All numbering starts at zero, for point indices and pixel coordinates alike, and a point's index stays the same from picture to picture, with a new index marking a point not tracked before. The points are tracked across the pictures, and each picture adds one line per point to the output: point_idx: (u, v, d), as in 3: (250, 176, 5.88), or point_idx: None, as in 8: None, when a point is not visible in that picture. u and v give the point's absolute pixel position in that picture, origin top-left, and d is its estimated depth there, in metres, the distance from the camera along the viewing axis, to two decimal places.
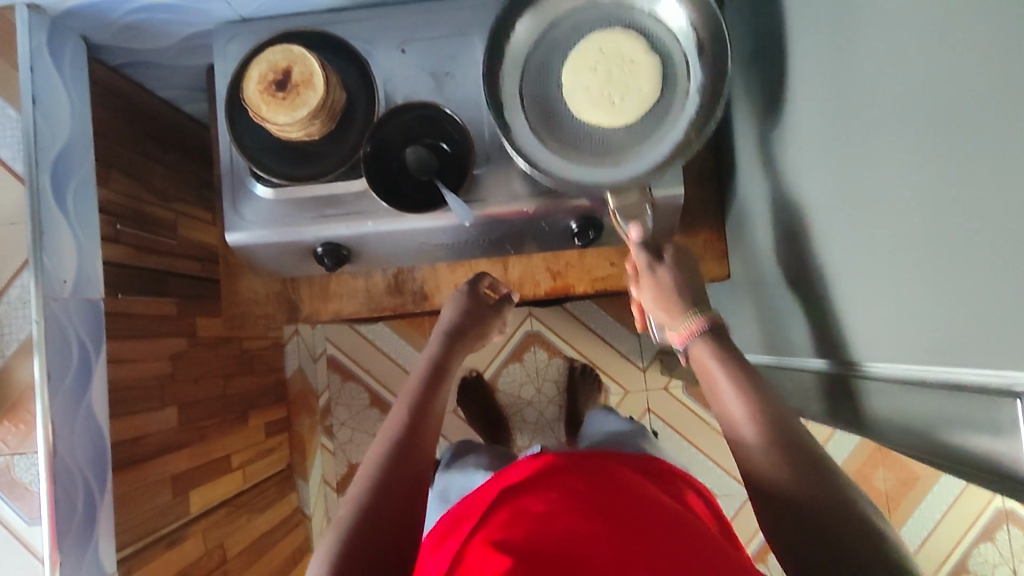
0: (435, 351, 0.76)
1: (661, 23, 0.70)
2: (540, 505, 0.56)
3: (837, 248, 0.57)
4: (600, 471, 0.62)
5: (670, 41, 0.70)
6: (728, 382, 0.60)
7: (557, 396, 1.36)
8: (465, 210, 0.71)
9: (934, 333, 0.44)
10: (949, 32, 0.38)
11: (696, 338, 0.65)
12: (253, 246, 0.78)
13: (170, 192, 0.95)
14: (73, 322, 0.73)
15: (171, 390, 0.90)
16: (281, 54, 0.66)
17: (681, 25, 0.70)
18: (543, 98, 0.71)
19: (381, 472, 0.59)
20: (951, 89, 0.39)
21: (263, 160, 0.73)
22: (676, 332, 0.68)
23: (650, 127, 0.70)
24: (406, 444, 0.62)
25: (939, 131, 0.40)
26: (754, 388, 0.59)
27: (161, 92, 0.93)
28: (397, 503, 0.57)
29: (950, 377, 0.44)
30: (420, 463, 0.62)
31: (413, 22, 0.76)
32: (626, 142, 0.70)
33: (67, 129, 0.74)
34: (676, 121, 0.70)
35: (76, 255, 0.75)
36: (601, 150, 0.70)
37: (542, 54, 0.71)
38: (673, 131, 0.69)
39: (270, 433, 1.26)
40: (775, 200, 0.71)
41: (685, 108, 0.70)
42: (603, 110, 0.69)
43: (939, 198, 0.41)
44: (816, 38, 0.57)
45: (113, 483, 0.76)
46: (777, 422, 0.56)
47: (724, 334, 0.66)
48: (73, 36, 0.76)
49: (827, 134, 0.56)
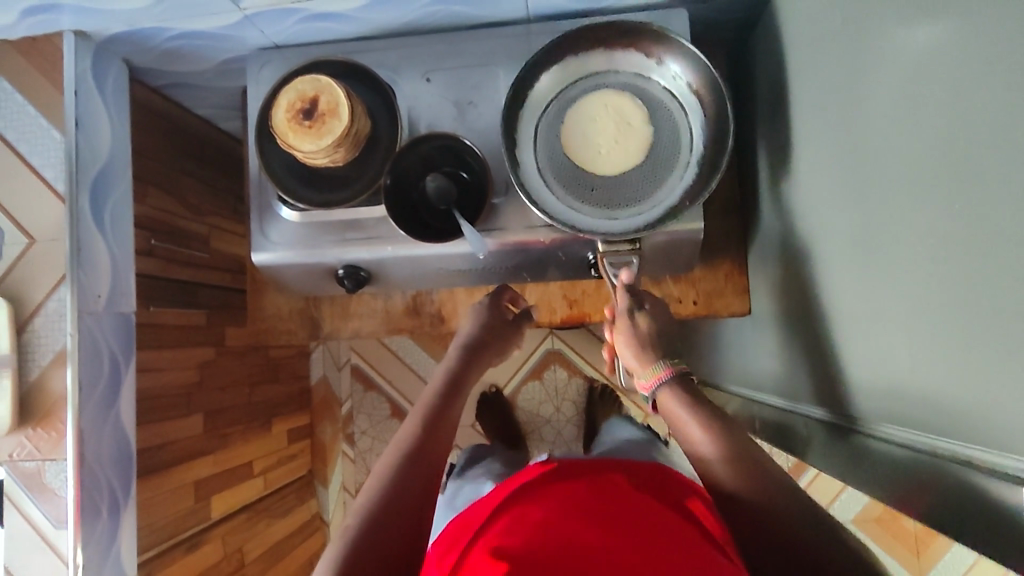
0: (453, 363, 0.75)
1: (671, 93, 0.71)
2: (539, 518, 0.55)
3: (858, 297, 0.56)
4: (606, 483, 0.60)
5: (679, 112, 0.71)
6: (694, 422, 0.61)
7: (576, 415, 1.36)
8: (480, 240, 0.73)
9: (959, 391, 0.43)
10: (982, 94, 0.37)
11: (665, 386, 0.66)
12: (278, 266, 0.80)
13: (205, 207, 0.98)
14: (105, 335, 0.76)
15: (198, 398, 0.93)
16: (309, 83, 0.68)
17: (691, 96, 0.70)
18: (553, 145, 0.72)
19: (390, 483, 0.58)
20: (981, 157, 0.38)
21: (289, 185, 0.75)
22: (646, 377, 0.68)
23: (651, 181, 0.70)
24: (418, 454, 0.61)
25: (970, 199, 0.39)
26: (731, 437, 0.58)
27: (199, 110, 0.96)
28: (404, 518, 0.56)
29: (963, 453, 0.44)
30: (433, 471, 0.61)
31: (438, 52, 0.77)
32: (626, 192, 0.70)
33: (108, 148, 0.78)
34: (673, 186, 0.70)
35: (111, 270, 0.78)
36: (601, 200, 0.71)
37: (559, 110, 0.72)
38: (670, 195, 0.70)
39: (292, 440, 1.29)
40: (797, 240, 0.69)
41: (683, 176, 0.70)
42: (609, 165, 0.70)
43: (969, 260, 0.40)
44: (840, 83, 0.56)
45: (138, 489, 0.79)
46: (740, 450, 0.57)
47: (693, 384, 0.66)
48: (116, 60, 0.79)
49: (851, 181, 0.56)
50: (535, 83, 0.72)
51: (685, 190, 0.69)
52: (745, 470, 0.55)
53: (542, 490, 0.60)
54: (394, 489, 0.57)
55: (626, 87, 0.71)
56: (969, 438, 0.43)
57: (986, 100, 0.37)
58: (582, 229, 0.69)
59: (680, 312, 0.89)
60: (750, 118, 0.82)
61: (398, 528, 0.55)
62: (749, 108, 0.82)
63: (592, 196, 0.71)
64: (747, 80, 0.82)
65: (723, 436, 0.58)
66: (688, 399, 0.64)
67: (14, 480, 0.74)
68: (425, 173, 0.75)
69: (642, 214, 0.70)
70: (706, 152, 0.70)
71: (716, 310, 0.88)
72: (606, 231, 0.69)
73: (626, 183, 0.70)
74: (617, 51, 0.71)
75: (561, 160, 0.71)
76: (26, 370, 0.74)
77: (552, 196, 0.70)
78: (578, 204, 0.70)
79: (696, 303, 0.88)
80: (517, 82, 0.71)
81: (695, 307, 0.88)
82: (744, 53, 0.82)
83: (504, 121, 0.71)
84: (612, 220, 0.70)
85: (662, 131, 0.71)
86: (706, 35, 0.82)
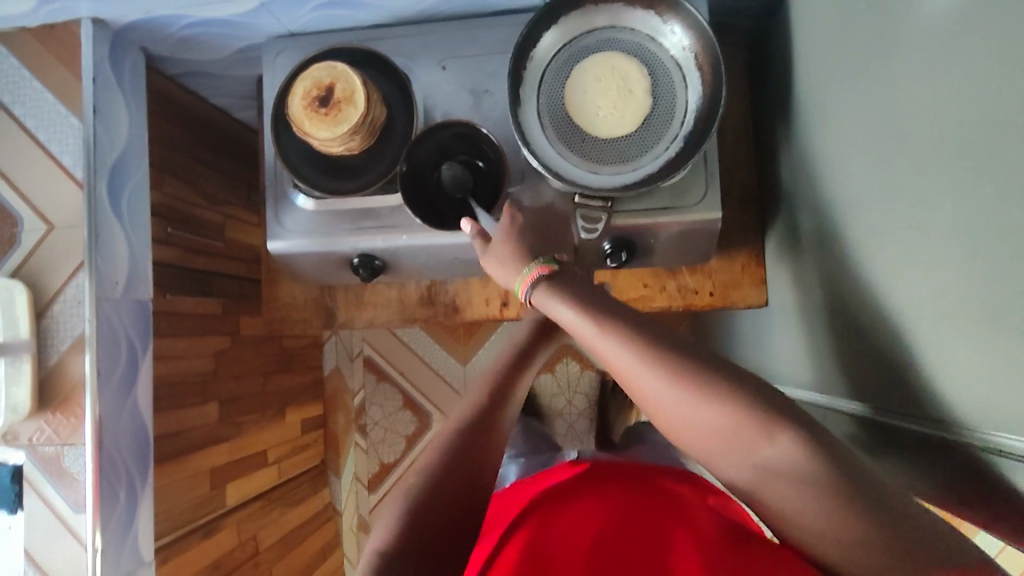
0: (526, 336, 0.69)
1: (676, 62, 0.70)
2: (583, 526, 0.56)
3: (886, 284, 0.55)
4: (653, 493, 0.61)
5: (681, 83, 0.70)
6: (651, 374, 0.46)
7: (588, 408, 1.35)
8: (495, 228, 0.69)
9: (994, 378, 0.42)
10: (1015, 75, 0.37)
11: (535, 288, 0.57)
12: (294, 254, 0.80)
13: (220, 196, 0.99)
14: (123, 323, 0.77)
15: (212, 386, 0.94)
16: (324, 71, 0.68)
17: (695, 70, 0.69)
18: (554, 94, 0.71)
19: (440, 461, 0.55)
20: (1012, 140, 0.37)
21: (303, 172, 0.75)
22: (519, 281, 0.58)
23: (637, 149, 0.70)
24: (483, 421, 0.59)
25: (1001, 184, 0.39)
26: (703, 382, 0.45)
27: (214, 99, 0.97)
28: (453, 496, 0.54)
29: (996, 442, 0.43)
30: (485, 452, 0.57)
31: (454, 39, 0.77)
32: (611, 153, 0.70)
33: (126, 138, 0.78)
34: (658, 154, 0.69)
35: (128, 258, 0.78)
36: (588, 151, 0.70)
37: (569, 58, 0.71)
38: (653, 163, 0.69)
39: (305, 430, 1.30)
40: (820, 230, 0.68)
41: (671, 146, 0.69)
42: (601, 122, 0.70)
43: (1002, 243, 0.39)
44: (865, 67, 0.55)
45: (155, 475, 0.80)
46: (724, 395, 0.44)
47: (569, 273, 0.58)
48: (134, 48, 0.79)
49: (879, 167, 0.54)
50: (547, 31, 0.70)
51: (664, 163, 0.68)
52: (674, 376, 0.45)
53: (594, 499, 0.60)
54: (448, 467, 0.55)
55: (635, 49, 0.70)
56: (1002, 428, 0.42)
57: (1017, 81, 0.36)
58: (560, 176, 0.68)
59: (697, 304, 0.87)
60: (768, 107, 0.80)
61: (443, 509, 0.53)
62: (768, 97, 0.81)
63: (582, 147, 0.70)
64: (766, 69, 0.80)
65: (694, 380, 0.45)
66: (581, 301, 0.53)
67: (34, 465, 0.75)
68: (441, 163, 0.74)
69: (621, 177, 0.69)
70: (698, 124, 0.69)
71: (733, 301, 0.86)
72: (585, 183, 0.69)
73: (613, 143, 0.70)
74: (638, 9, 0.69)
75: (559, 109, 0.71)
76: (46, 355, 0.75)
77: (544, 140, 0.70)
78: (563, 150, 0.70)
79: (713, 294, 0.87)
80: (533, 23, 0.69)
81: (712, 298, 0.87)
82: (763, 41, 0.80)
83: (512, 60, 0.70)
84: (593, 174, 0.70)
85: (659, 101, 0.70)
86: (724, 23, 0.81)
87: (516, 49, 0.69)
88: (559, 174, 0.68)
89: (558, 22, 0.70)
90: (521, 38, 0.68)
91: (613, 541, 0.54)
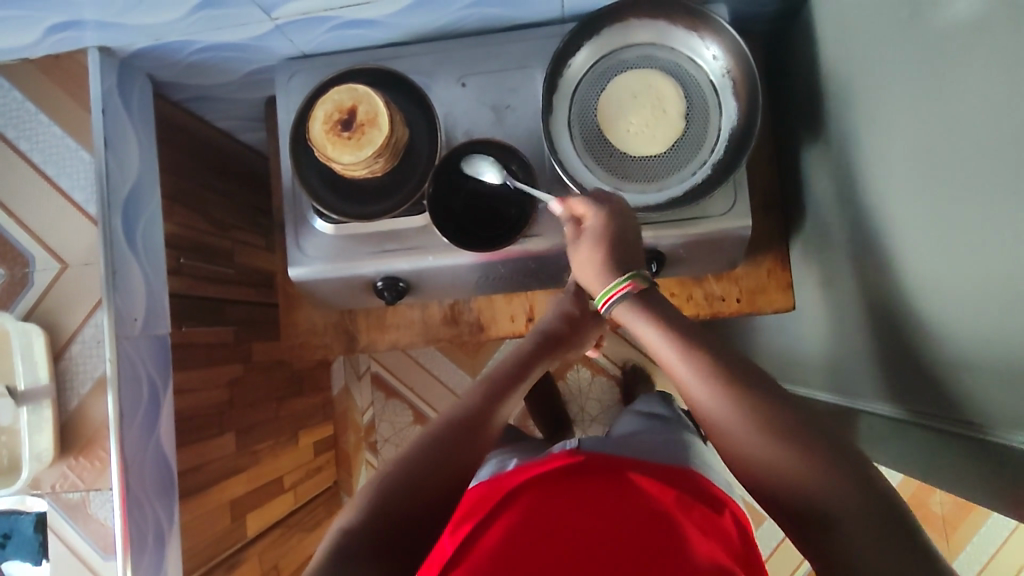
0: (520, 349, 0.69)
1: (711, 85, 0.70)
2: (564, 510, 0.56)
3: (925, 292, 0.56)
4: (641, 504, 0.57)
5: (715, 108, 0.70)
6: (688, 370, 0.50)
7: (601, 415, 1.35)
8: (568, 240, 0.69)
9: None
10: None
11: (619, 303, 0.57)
12: (314, 280, 0.78)
13: (227, 221, 0.96)
14: (143, 359, 0.74)
15: (229, 417, 0.91)
16: (346, 94, 0.67)
17: (730, 95, 0.69)
18: (587, 107, 0.71)
19: (429, 443, 0.54)
20: None
21: (319, 192, 0.73)
22: (601, 298, 0.58)
23: (665, 169, 0.70)
24: (467, 424, 0.57)
25: None
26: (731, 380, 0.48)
27: (218, 122, 0.94)
28: (439, 478, 0.53)
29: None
30: (476, 449, 0.56)
31: (474, 55, 0.75)
32: (638, 171, 0.70)
33: (136, 169, 0.75)
34: (685, 176, 0.69)
35: (145, 292, 0.76)
36: (616, 166, 0.70)
37: (604, 72, 0.71)
38: (680, 185, 0.69)
39: (318, 452, 1.27)
40: (852, 236, 0.68)
41: (699, 170, 0.69)
42: (631, 138, 0.69)
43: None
44: (902, 76, 0.55)
45: (182, 513, 0.77)
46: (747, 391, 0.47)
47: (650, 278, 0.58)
48: (140, 75, 0.77)
49: (917, 175, 0.54)
50: (586, 45, 0.71)
51: (692, 187, 0.69)
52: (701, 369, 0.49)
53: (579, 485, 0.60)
54: (434, 450, 0.54)
55: (672, 71, 0.70)
56: None
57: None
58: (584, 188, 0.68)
59: (724, 311, 0.87)
60: (790, 113, 0.81)
61: (428, 490, 0.52)
62: (789, 102, 0.81)
63: (609, 162, 0.70)
64: (786, 75, 0.80)
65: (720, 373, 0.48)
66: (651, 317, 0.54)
67: (57, 511, 0.72)
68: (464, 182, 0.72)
69: (647, 195, 0.69)
70: (730, 149, 0.69)
71: (759, 307, 0.86)
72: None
73: (642, 161, 0.70)
74: (681, 29, 0.69)
75: (591, 123, 0.71)
76: (65, 399, 0.72)
77: (573, 153, 0.70)
78: (590, 165, 0.70)
79: (740, 300, 0.87)
80: (571, 36, 0.69)
81: (738, 305, 0.87)
82: (781, 46, 0.80)
83: (548, 70, 0.70)
84: (618, 191, 0.69)
85: (694, 123, 0.70)
86: (741, 29, 0.81)
87: (552, 59, 0.69)
88: (584, 186, 0.68)
89: (597, 34, 0.70)
90: (558, 51, 0.68)
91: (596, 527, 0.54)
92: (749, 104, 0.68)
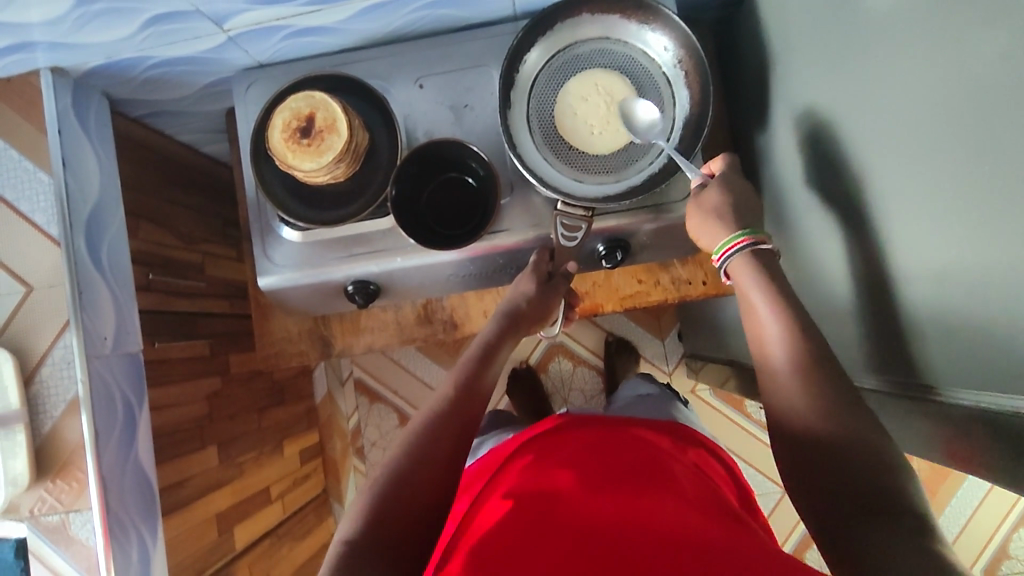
0: (486, 338, 0.71)
1: (665, 76, 0.71)
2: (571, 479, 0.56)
3: (873, 261, 0.57)
4: (634, 447, 0.61)
5: (669, 100, 0.71)
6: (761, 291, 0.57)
7: (586, 404, 1.36)
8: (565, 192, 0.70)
9: (988, 346, 0.44)
10: (993, 60, 0.38)
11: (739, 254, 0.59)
12: (284, 288, 0.78)
13: (196, 235, 0.96)
14: (116, 378, 0.74)
15: (210, 430, 0.91)
16: (303, 101, 0.67)
17: (683, 87, 0.71)
18: (545, 102, 0.72)
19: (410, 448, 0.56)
20: (999, 119, 0.39)
21: (281, 199, 0.73)
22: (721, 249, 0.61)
23: (623, 160, 0.71)
24: (439, 420, 0.59)
25: (981, 162, 0.41)
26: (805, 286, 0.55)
27: (180, 137, 0.93)
28: (427, 471, 0.55)
29: (985, 405, 0.45)
30: (455, 440, 0.58)
31: (429, 56, 0.76)
32: (597, 163, 0.71)
33: (97, 190, 0.75)
34: (642, 167, 0.71)
35: (114, 311, 0.76)
36: (575, 159, 0.71)
37: (561, 66, 0.72)
38: (637, 175, 0.71)
39: (304, 460, 1.27)
40: (806, 212, 0.70)
41: (656, 160, 0.70)
42: (589, 136, 0.71)
43: (993, 218, 0.41)
44: (842, 54, 0.56)
45: (165, 530, 0.77)
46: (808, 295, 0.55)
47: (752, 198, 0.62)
48: (97, 93, 0.76)
49: (861, 151, 0.56)
50: (542, 39, 0.71)
51: (648, 176, 0.70)
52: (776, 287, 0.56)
53: (579, 454, 0.60)
54: (418, 452, 0.56)
55: (626, 65, 0.72)
56: (1000, 389, 0.43)
57: (1000, 64, 0.38)
58: (544, 181, 0.69)
59: (691, 294, 0.88)
60: (744, 97, 0.82)
61: (418, 487, 0.54)
62: (743, 86, 0.82)
63: (568, 154, 0.71)
64: (737, 60, 0.82)
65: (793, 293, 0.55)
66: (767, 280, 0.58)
67: (38, 535, 0.73)
68: (417, 187, 0.74)
69: (606, 186, 0.71)
70: (684, 138, 0.70)
71: (725, 288, 0.87)
72: (566, 190, 0.70)
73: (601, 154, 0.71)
74: (633, 23, 0.71)
75: (548, 116, 0.72)
76: (39, 423, 0.73)
77: (531, 146, 0.71)
78: (550, 159, 0.71)
79: (706, 282, 0.88)
80: (526, 31, 0.69)
81: (705, 287, 0.88)
82: (732, 32, 0.82)
83: (505, 67, 0.70)
84: (577, 182, 0.71)
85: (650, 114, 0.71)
86: (692, 17, 0.82)
87: (509, 56, 0.70)
88: (543, 179, 0.69)
89: (552, 29, 0.71)
90: (513, 47, 0.69)
91: (604, 490, 0.54)
92: (699, 92, 0.70)
